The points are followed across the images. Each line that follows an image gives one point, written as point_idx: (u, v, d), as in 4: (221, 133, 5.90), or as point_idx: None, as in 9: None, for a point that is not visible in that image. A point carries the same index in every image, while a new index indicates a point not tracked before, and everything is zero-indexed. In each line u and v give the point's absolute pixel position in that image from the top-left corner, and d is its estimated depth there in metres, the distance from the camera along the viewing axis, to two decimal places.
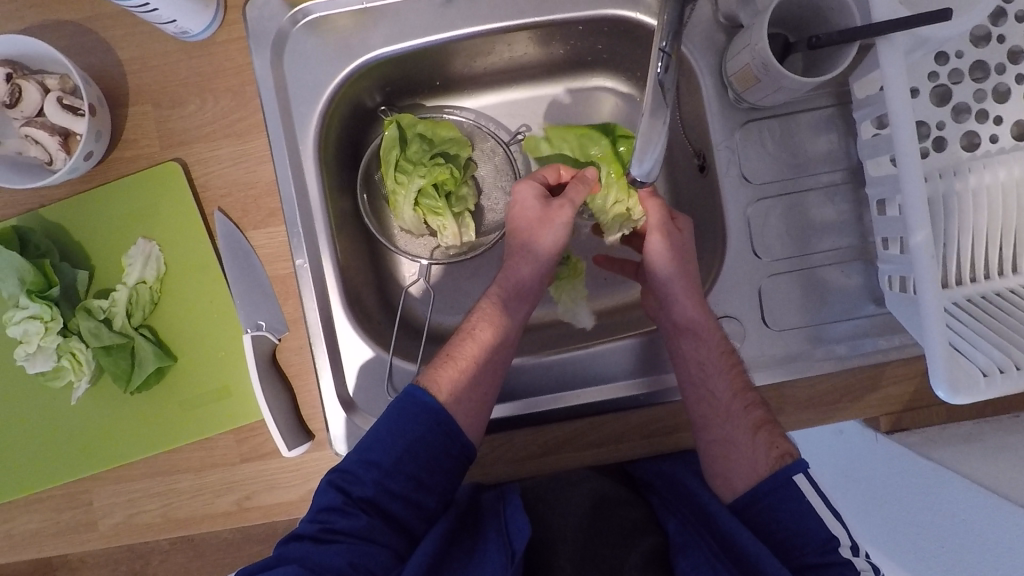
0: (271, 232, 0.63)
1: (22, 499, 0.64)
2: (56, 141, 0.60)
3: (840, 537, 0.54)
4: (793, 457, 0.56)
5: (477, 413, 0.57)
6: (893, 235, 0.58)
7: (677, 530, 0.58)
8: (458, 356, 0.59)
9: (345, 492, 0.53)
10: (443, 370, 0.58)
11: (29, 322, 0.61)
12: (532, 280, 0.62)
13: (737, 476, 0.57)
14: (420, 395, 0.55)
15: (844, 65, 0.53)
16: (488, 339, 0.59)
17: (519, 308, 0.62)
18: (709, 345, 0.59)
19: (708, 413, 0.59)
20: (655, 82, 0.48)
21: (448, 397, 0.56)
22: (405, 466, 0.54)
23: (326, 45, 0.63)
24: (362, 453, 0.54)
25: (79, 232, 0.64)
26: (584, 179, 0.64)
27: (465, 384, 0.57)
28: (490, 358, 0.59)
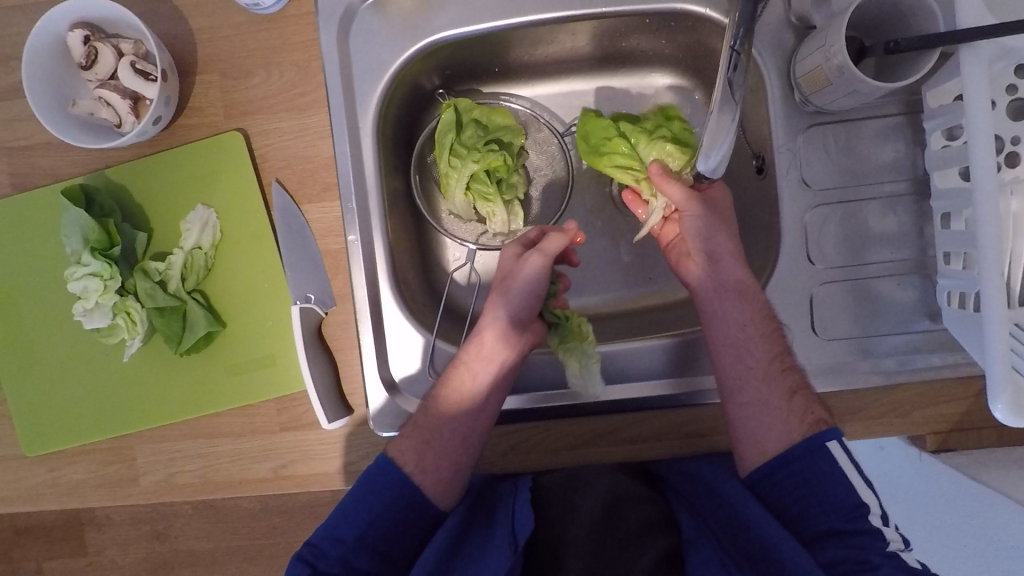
0: (326, 207, 0.64)
1: (70, 450, 0.66)
2: (126, 104, 0.61)
3: (871, 505, 0.53)
4: (828, 423, 0.55)
5: (447, 478, 0.58)
6: (956, 250, 0.56)
7: (689, 525, 0.56)
8: (424, 424, 0.59)
9: (312, 566, 0.54)
10: (410, 441, 0.58)
11: (89, 279, 0.63)
12: (500, 347, 0.61)
13: (776, 453, 0.56)
14: (384, 471, 0.56)
15: (921, 72, 0.53)
16: (456, 405, 0.59)
17: (497, 362, 0.60)
18: (750, 307, 0.59)
19: (755, 394, 0.57)
20: (724, 80, 0.47)
21: (414, 468, 0.57)
22: (369, 540, 0.55)
23: (392, 24, 0.64)
24: (329, 529, 0.55)
25: (140, 195, 0.65)
26: (564, 233, 0.64)
27: (431, 451, 0.58)
28: (456, 427, 0.59)
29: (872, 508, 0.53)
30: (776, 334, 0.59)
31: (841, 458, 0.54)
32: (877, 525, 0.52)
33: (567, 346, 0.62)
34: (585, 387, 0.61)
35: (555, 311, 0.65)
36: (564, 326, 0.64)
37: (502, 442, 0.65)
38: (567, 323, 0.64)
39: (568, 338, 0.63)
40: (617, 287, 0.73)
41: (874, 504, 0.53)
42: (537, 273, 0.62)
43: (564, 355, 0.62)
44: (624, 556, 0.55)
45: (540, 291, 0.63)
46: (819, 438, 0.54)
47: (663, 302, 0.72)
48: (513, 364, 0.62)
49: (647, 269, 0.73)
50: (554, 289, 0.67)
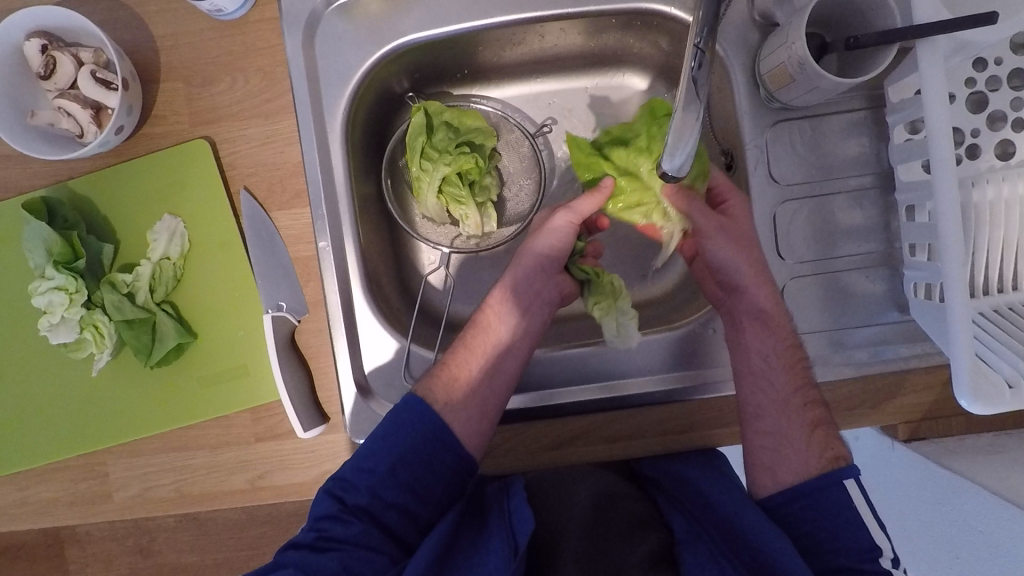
0: (296, 214, 0.63)
1: (40, 468, 0.65)
2: (88, 114, 0.60)
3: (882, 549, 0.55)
4: (846, 461, 0.56)
5: (475, 419, 0.57)
6: (921, 242, 0.57)
7: (682, 526, 0.57)
8: (455, 365, 0.59)
9: (341, 500, 0.54)
10: (440, 379, 0.59)
11: (54, 293, 0.61)
12: (527, 298, 0.63)
13: (784, 469, 0.57)
14: (417, 405, 0.56)
15: (882, 66, 0.53)
16: (486, 350, 0.60)
17: (521, 316, 0.62)
18: (772, 329, 0.59)
19: (762, 403, 0.58)
20: (688, 77, 0.46)
21: (443, 405, 0.57)
22: (400, 474, 0.54)
23: (358, 28, 0.63)
24: (359, 461, 0.55)
25: (105, 206, 0.64)
26: (602, 190, 0.65)
27: (460, 394, 0.58)
28: (488, 368, 0.59)
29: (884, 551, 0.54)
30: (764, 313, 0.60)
31: (855, 496, 0.56)
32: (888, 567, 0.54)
33: (602, 305, 0.64)
34: (623, 341, 0.62)
35: (583, 266, 0.66)
36: (594, 284, 0.66)
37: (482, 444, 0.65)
38: (598, 280, 0.66)
39: (599, 296, 0.65)
40: None
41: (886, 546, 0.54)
42: (563, 228, 0.64)
43: (597, 313, 0.64)
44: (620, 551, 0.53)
45: (569, 247, 0.64)
46: (839, 476, 0.54)
47: (637, 300, 0.73)
48: (538, 320, 0.63)
49: (623, 267, 0.73)
50: (582, 247, 0.67)
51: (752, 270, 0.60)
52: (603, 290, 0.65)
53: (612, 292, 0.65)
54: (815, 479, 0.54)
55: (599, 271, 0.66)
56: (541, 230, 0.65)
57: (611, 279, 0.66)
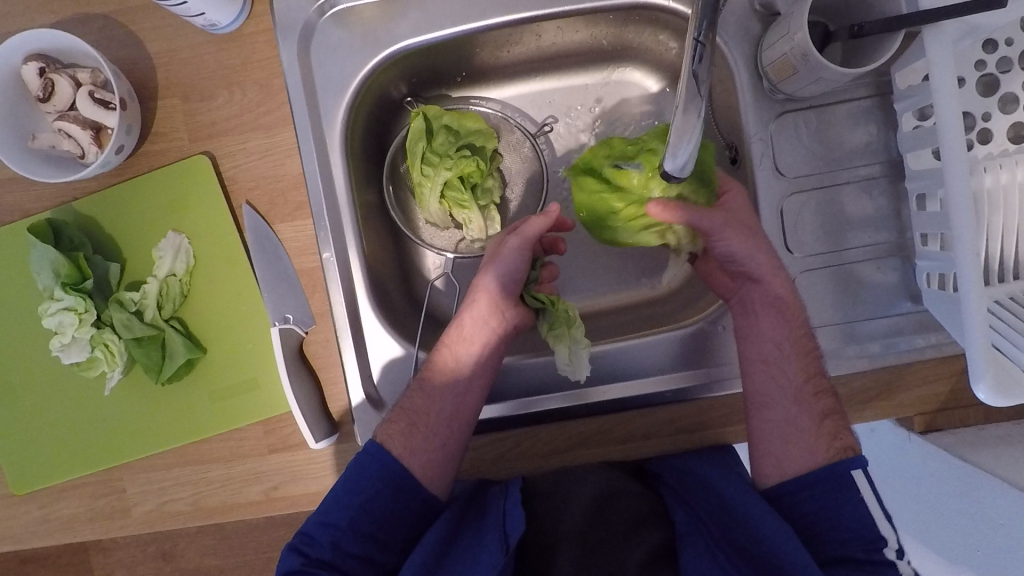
0: (299, 225, 0.63)
1: (59, 485, 0.66)
2: (88, 135, 0.60)
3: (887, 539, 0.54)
4: (855, 452, 0.55)
5: (435, 459, 0.57)
6: (933, 232, 0.56)
7: (683, 520, 0.55)
8: (411, 406, 0.59)
9: (304, 554, 0.54)
10: (398, 423, 0.58)
11: (64, 314, 0.62)
12: (482, 329, 0.61)
13: (792, 462, 0.56)
14: (376, 453, 0.56)
15: (888, 54, 0.52)
16: (443, 387, 0.59)
17: (475, 351, 0.60)
18: (786, 323, 0.58)
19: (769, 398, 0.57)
20: (689, 74, 0.45)
21: (401, 450, 0.57)
22: (361, 525, 0.54)
23: (353, 36, 0.63)
24: (322, 515, 0.55)
25: (110, 225, 0.64)
26: (548, 217, 0.61)
27: (417, 436, 0.57)
28: (443, 407, 0.58)
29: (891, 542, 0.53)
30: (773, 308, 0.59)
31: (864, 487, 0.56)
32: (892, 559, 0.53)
33: (556, 332, 0.62)
34: (574, 372, 0.61)
35: (537, 295, 0.64)
36: (551, 312, 0.63)
37: (492, 450, 0.65)
38: (552, 308, 0.63)
39: (556, 324, 0.63)
40: (602, 285, 0.73)
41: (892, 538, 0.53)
42: (513, 256, 0.61)
43: (552, 340, 0.62)
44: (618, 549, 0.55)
45: (522, 275, 0.62)
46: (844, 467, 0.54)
47: (645, 297, 0.72)
48: (495, 351, 0.61)
49: (631, 265, 0.72)
50: (536, 275, 0.66)
51: (767, 260, 0.58)
52: (560, 318, 0.63)
53: (565, 321, 0.62)
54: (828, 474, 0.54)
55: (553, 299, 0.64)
56: (493, 259, 0.63)
57: (565, 309, 0.63)
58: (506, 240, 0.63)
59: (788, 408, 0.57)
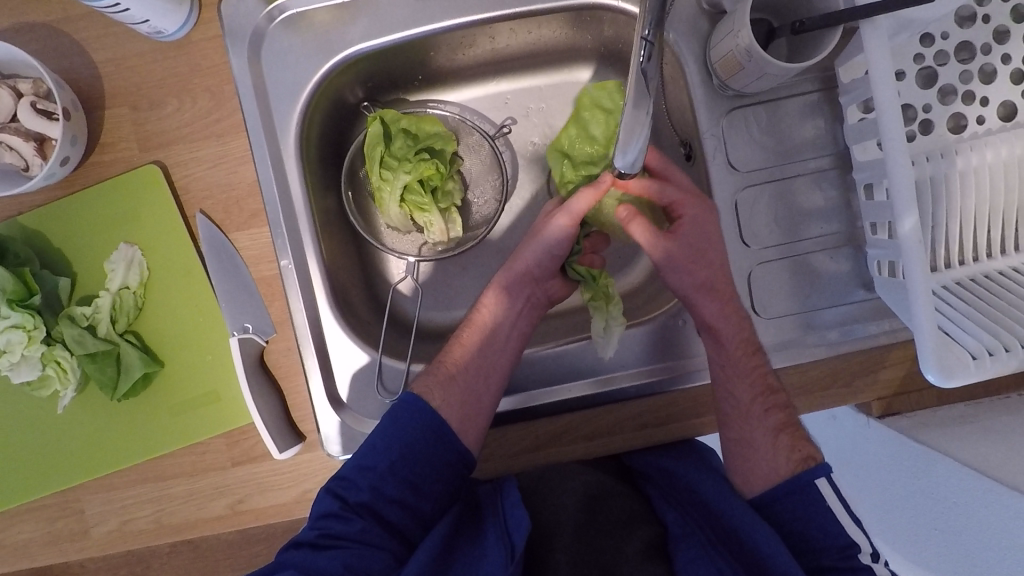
0: (255, 233, 0.62)
1: (14, 510, 0.64)
2: (31, 146, 0.59)
3: (862, 544, 0.55)
4: (815, 461, 0.57)
5: (468, 412, 0.58)
6: (881, 220, 0.58)
7: (675, 521, 0.58)
8: (451, 359, 0.61)
9: (342, 498, 0.54)
10: (438, 375, 0.60)
11: (11, 332, 0.59)
12: (519, 291, 0.63)
13: (758, 475, 0.58)
14: (415, 403, 0.56)
15: (828, 50, 0.53)
16: (480, 346, 0.61)
17: (515, 314, 0.63)
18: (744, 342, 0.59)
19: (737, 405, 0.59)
20: (637, 71, 0.46)
21: (440, 399, 0.58)
22: (400, 470, 0.54)
23: (304, 41, 0.62)
24: (359, 460, 0.55)
25: (59, 239, 0.63)
26: (597, 187, 0.61)
27: (457, 385, 0.59)
28: (479, 362, 0.60)
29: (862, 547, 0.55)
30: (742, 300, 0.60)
31: (828, 495, 0.55)
32: (867, 563, 0.54)
33: (596, 306, 0.64)
34: (605, 346, 0.62)
35: (579, 266, 0.65)
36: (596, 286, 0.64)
37: None
38: (594, 281, 0.65)
39: (597, 298, 0.64)
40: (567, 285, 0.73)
41: (864, 542, 0.54)
42: (560, 232, 0.61)
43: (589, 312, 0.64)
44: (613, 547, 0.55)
45: (563, 251, 0.62)
46: (810, 477, 0.55)
47: None
48: (528, 317, 0.63)
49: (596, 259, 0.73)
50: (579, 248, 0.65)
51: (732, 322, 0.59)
52: (603, 294, 0.64)
53: (604, 293, 0.64)
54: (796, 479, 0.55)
55: (591, 274, 0.65)
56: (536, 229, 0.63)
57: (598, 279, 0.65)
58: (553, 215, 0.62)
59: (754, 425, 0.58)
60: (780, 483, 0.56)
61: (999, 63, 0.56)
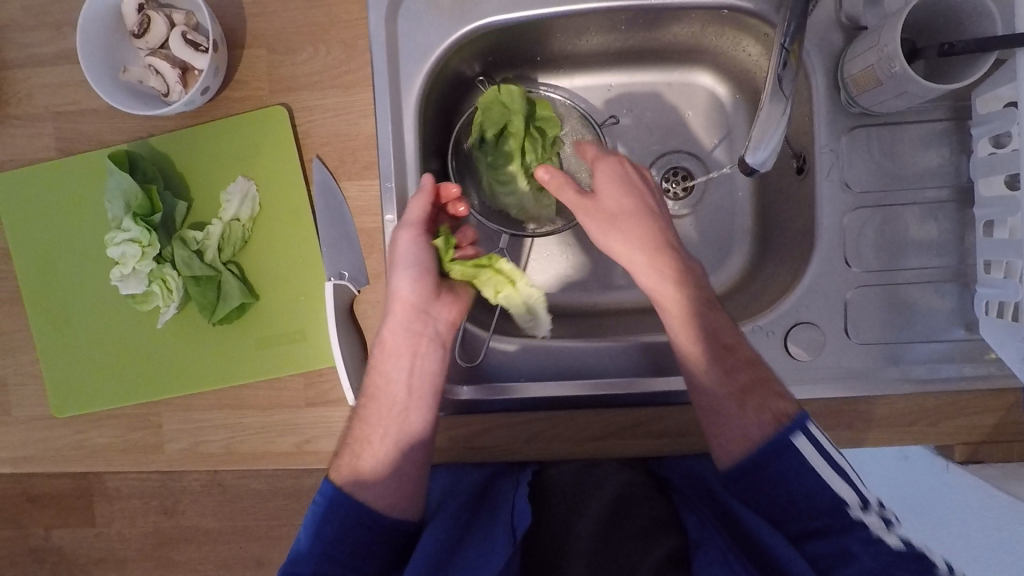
0: (364, 185, 0.64)
1: (99, 414, 0.67)
2: (175, 74, 0.62)
3: (848, 496, 0.53)
4: (793, 414, 0.55)
5: (392, 486, 0.57)
6: (999, 259, 0.56)
7: (694, 524, 0.55)
8: (354, 438, 0.60)
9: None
10: (348, 456, 0.59)
11: (129, 245, 0.63)
12: (411, 331, 0.60)
13: (732, 443, 0.56)
14: (329, 495, 0.56)
15: (977, 75, 0.51)
16: (379, 418, 0.59)
17: (401, 362, 0.60)
18: (722, 326, 0.58)
19: (711, 406, 0.57)
20: (773, 78, 0.49)
21: (350, 484, 0.57)
22: (332, 556, 0.54)
23: (440, 7, 0.63)
24: (292, 563, 0.55)
25: (184, 164, 0.66)
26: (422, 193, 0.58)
27: (364, 473, 0.57)
28: (386, 433, 0.59)
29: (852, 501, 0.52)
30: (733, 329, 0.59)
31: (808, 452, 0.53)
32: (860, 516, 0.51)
33: (504, 295, 0.60)
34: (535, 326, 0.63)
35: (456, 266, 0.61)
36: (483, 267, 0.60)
37: (526, 429, 0.65)
38: (489, 267, 0.60)
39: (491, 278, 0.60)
40: None
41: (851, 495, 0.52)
42: (410, 251, 0.58)
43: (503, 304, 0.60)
44: (629, 552, 0.52)
45: (428, 261, 0.59)
46: (789, 432, 0.54)
47: None
48: (431, 357, 0.60)
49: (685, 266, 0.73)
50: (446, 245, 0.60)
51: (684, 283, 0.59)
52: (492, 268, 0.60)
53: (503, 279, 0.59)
54: (773, 442, 0.54)
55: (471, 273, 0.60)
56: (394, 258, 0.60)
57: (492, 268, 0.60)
58: (398, 234, 0.59)
59: (716, 394, 0.57)
60: (756, 450, 0.55)
61: None
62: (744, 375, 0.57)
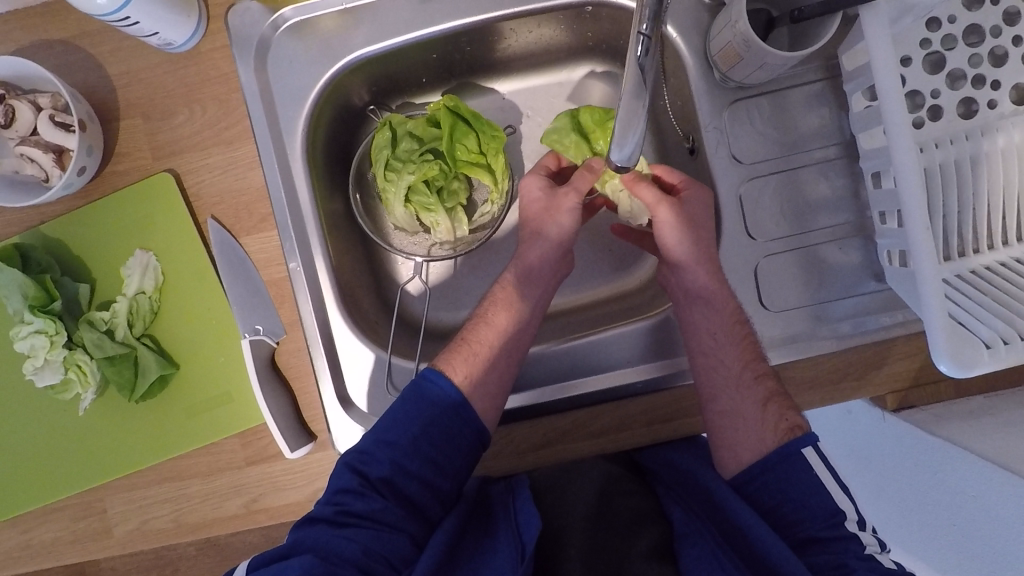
0: (264, 237, 0.64)
1: (40, 510, 0.66)
2: (50, 158, 0.61)
3: (847, 512, 0.55)
4: (803, 430, 0.56)
5: (492, 394, 0.58)
6: (890, 209, 0.57)
7: (680, 518, 0.58)
8: (474, 337, 0.60)
9: (361, 474, 0.53)
10: (459, 354, 0.60)
11: (35, 337, 0.62)
12: (556, 262, 0.64)
13: (743, 448, 0.57)
14: (437, 378, 0.57)
15: (828, 37, 0.52)
16: (499, 333, 0.60)
17: (534, 292, 0.63)
18: (721, 313, 0.59)
19: (716, 382, 0.58)
20: (636, 66, 0.47)
21: (464, 379, 0.57)
22: (422, 447, 0.54)
23: (309, 47, 0.63)
24: (379, 434, 0.54)
25: (79, 247, 0.65)
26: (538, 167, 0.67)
27: (480, 368, 0.58)
28: (505, 346, 0.60)
29: (849, 514, 0.54)
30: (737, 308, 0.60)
31: (816, 464, 0.55)
32: (853, 530, 0.53)
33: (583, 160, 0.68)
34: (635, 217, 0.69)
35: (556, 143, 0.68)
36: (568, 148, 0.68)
37: None
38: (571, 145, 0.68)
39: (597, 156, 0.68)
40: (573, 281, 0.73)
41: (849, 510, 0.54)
42: (536, 192, 0.65)
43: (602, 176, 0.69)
44: (623, 543, 0.55)
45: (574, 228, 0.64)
46: (795, 446, 0.55)
47: (616, 293, 0.72)
48: (543, 298, 0.64)
49: (608, 261, 0.73)
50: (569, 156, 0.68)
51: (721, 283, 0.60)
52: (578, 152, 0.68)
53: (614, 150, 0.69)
54: (784, 450, 0.55)
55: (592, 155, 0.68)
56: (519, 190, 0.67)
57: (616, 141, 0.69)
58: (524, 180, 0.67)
59: (734, 397, 0.57)
60: (768, 454, 0.56)
61: (1009, 45, 0.55)
62: (766, 381, 0.58)
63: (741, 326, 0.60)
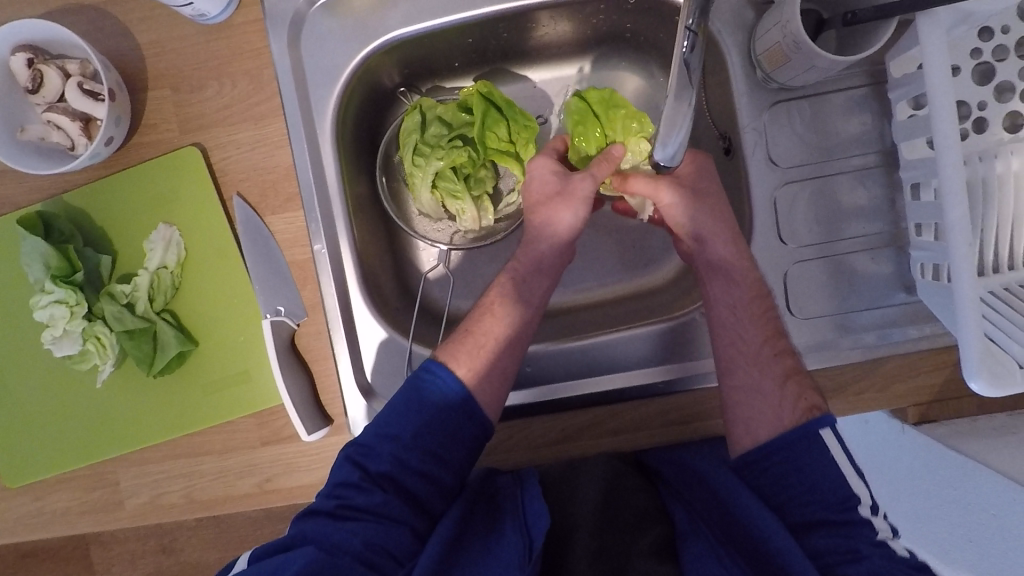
0: (289, 217, 0.63)
1: (53, 478, 0.66)
2: (77, 126, 0.60)
3: (861, 496, 0.50)
4: (822, 410, 0.54)
5: (496, 388, 0.57)
6: (927, 221, 0.56)
7: (683, 517, 0.55)
8: (480, 328, 0.59)
9: (362, 467, 0.52)
10: (461, 346, 0.58)
11: (55, 306, 0.62)
12: (560, 255, 0.62)
13: (759, 426, 0.55)
14: (444, 372, 0.55)
15: (882, 42, 0.51)
16: (507, 321, 0.59)
17: (540, 282, 0.62)
18: (743, 288, 0.59)
19: (735, 356, 0.58)
20: (680, 62, 0.45)
21: (467, 372, 0.56)
22: (424, 440, 0.53)
23: (345, 26, 0.62)
24: (382, 427, 0.54)
25: (102, 217, 0.64)
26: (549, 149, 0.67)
27: (486, 358, 0.57)
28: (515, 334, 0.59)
29: (863, 499, 0.49)
30: (772, 321, 0.58)
31: (833, 447, 0.52)
32: (867, 516, 0.49)
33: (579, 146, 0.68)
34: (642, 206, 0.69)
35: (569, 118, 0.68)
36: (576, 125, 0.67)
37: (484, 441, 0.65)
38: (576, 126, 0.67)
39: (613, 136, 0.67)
40: (594, 277, 0.73)
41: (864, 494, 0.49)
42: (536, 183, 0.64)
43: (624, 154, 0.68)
44: (623, 541, 0.55)
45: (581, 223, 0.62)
46: (811, 428, 0.52)
47: (637, 290, 0.72)
48: (548, 288, 0.62)
49: (631, 258, 0.73)
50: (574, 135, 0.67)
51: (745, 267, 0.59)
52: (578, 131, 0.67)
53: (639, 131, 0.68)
54: (801, 429, 0.53)
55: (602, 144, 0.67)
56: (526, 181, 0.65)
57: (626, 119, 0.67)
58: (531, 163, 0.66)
59: (752, 372, 0.57)
60: (782, 434, 0.54)
61: None
62: (786, 358, 0.57)
63: (763, 308, 0.59)
